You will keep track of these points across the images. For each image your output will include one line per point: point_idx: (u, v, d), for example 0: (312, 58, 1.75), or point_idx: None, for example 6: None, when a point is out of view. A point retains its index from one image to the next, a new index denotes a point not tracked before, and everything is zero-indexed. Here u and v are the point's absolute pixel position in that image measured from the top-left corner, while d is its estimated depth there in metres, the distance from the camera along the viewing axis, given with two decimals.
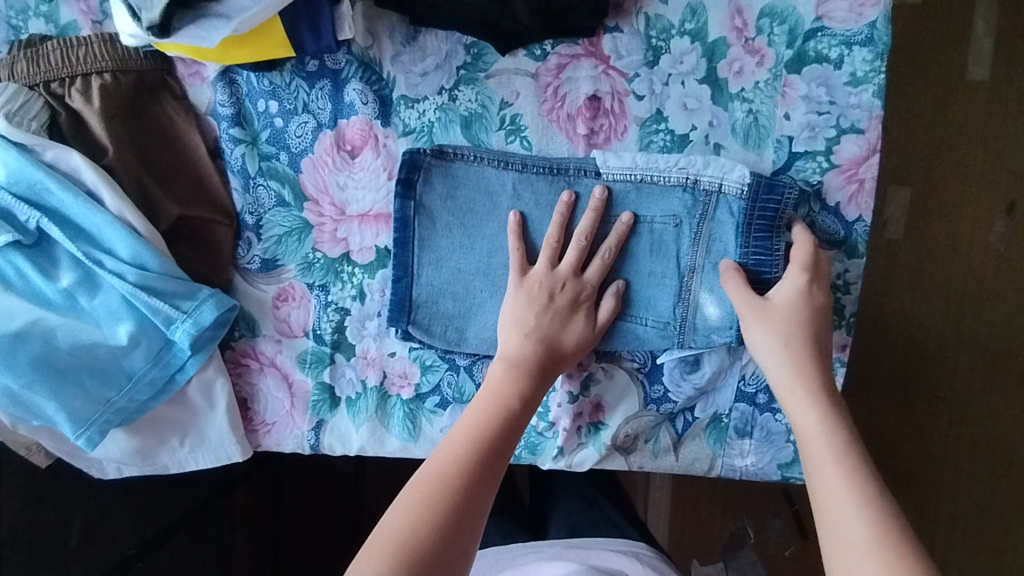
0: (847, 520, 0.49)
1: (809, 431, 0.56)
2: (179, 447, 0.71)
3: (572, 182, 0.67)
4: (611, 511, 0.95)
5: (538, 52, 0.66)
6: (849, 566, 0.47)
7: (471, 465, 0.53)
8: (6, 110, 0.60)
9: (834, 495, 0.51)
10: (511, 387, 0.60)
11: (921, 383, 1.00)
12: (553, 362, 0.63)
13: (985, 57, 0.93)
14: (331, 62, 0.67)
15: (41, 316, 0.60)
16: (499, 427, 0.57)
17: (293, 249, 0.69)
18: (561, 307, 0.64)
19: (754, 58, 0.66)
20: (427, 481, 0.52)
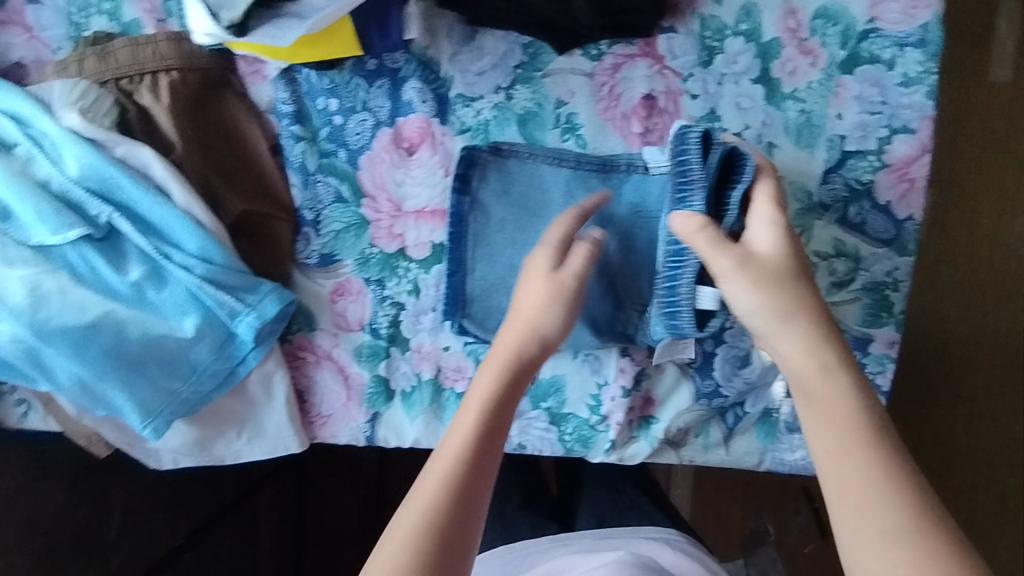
0: (866, 507, 0.47)
1: (829, 395, 0.51)
2: (237, 438, 0.72)
3: (622, 180, 0.68)
4: (640, 499, 0.95)
5: (594, 52, 0.68)
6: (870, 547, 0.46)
7: (455, 490, 0.51)
8: (79, 107, 0.61)
9: (875, 492, 0.47)
10: (496, 394, 0.56)
11: (948, 381, 1.00)
12: (533, 353, 0.59)
13: (1009, 58, 0.93)
14: (390, 61, 0.68)
15: (113, 309, 0.61)
16: (481, 444, 0.54)
17: (351, 244, 0.70)
18: (536, 279, 0.60)
19: (807, 59, 0.67)
20: (412, 516, 0.50)
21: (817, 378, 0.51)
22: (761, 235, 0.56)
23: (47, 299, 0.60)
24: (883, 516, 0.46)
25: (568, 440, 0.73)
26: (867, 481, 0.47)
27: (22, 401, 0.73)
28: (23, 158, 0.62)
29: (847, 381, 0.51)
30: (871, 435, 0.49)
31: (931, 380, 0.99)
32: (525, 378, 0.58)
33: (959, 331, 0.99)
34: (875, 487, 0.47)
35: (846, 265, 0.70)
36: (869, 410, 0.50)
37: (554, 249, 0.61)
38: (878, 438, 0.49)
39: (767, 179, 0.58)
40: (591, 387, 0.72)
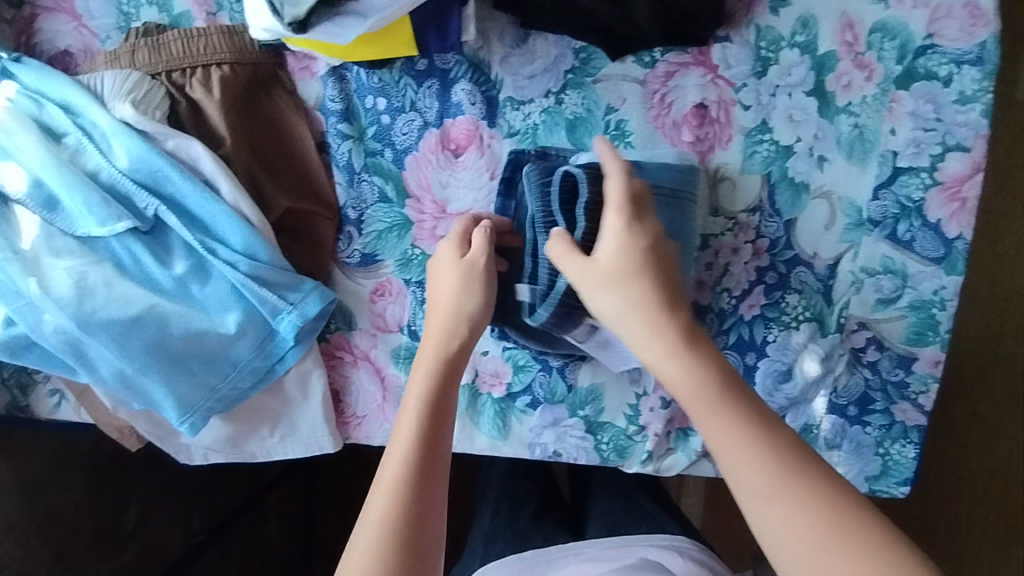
0: (746, 471, 0.45)
1: (683, 365, 0.50)
2: (270, 436, 0.72)
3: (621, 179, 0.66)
4: (652, 507, 0.88)
5: (647, 59, 0.67)
6: (771, 516, 0.44)
7: (407, 499, 0.48)
8: (132, 98, 0.61)
9: (739, 458, 0.46)
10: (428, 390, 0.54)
11: (998, 405, 0.95)
12: (465, 341, 0.57)
13: None
14: (441, 62, 0.67)
15: (156, 303, 0.61)
16: (426, 443, 0.51)
17: (393, 245, 0.70)
18: (441, 271, 0.60)
19: (862, 73, 0.66)
20: (369, 531, 0.48)
21: (676, 352, 0.50)
22: (614, 242, 0.55)
23: (93, 292, 0.59)
24: (761, 487, 0.45)
25: (604, 449, 0.72)
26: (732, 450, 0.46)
27: (55, 391, 0.72)
28: (71, 148, 0.61)
29: (677, 354, 0.50)
30: (722, 400, 0.48)
31: (982, 404, 0.95)
32: (458, 370, 0.56)
33: (1009, 360, 0.95)
34: (744, 456, 0.46)
35: (893, 282, 0.68)
36: (725, 373, 0.49)
37: (458, 237, 0.61)
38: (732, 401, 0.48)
39: (614, 180, 0.56)
40: (629, 397, 0.71)
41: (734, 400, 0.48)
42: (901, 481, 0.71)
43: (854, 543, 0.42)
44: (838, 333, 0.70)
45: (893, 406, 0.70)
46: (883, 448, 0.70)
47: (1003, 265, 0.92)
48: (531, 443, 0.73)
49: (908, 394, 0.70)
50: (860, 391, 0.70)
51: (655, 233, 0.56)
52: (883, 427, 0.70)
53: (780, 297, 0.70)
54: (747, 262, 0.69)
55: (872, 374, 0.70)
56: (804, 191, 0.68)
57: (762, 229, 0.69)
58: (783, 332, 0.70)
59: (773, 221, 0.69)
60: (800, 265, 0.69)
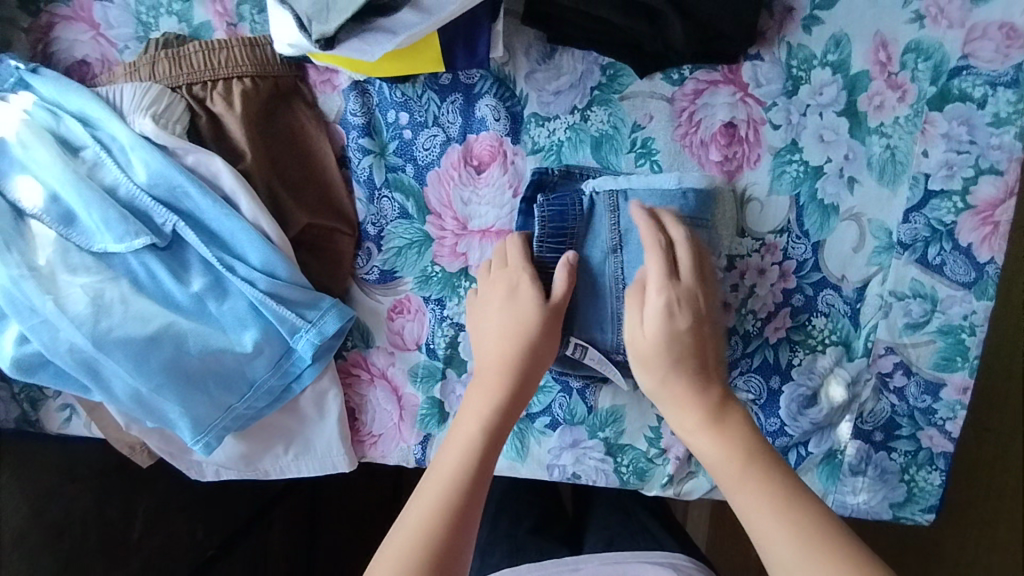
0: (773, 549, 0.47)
1: (713, 438, 0.53)
2: (284, 453, 0.70)
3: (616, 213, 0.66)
4: (649, 521, 0.81)
5: (676, 76, 0.66)
6: None
7: (451, 515, 0.51)
8: (152, 112, 0.60)
9: (764, 523, 0.48)
10: (486, 416, 0.57)
11: None
12: (524, 383, 0.60)
13: None
14: (465, 77, 0.66)
15: (174, 321, 0.60)
16: (474, 465, 0.54)
17: (412, 261, 0.68)
18: (511, 308, 0.62)
19: (896, 93, 0.65)
20: (404, 540, 0.50)
21: (706, 425, 0.54)
22: (655, 323, 0.58)
23: (110, 310, 0.58)
24: (792, 561, 0.46)
25: (623, 472, 0.71)
26: (758, 513, 0.49)
27: (66, 406, 0.71)
28: (89, 162, 0.60)
29: (706, 427, 0.54)
30: (749, 469, 0.50)
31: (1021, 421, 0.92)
32: (515, 407, 0.59)
33: None
34: (769, 523, 0.48)
35: (922, 306, 0.67)
36: (753, 449, 0.52)
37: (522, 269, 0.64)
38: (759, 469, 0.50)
39: (654, 250, 0.60)
40: (651, 419, 0.70)
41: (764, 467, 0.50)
42: (927, 508, 0.69)
43: None
44: (866, 357, 0.68)
45: (919, 432, 0.68)
46: (908, 474, 0.69)
47: None
48: (550, 464, 0.71)
49: (936, 420, 0.68)
50: (886, 416, 0.69)
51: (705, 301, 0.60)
52: (908, 453, 0.69)
53: (806, 320, 0.68)
54: (774, 283, 0.68)
55: (898, 400, 0.68)
56: (833, 213, 0.67)
57: (789, 251, 0.67)
58: (808, 355, 0.69)
59: (801, 243, 0.67)
60: (827, 288, 0.68)
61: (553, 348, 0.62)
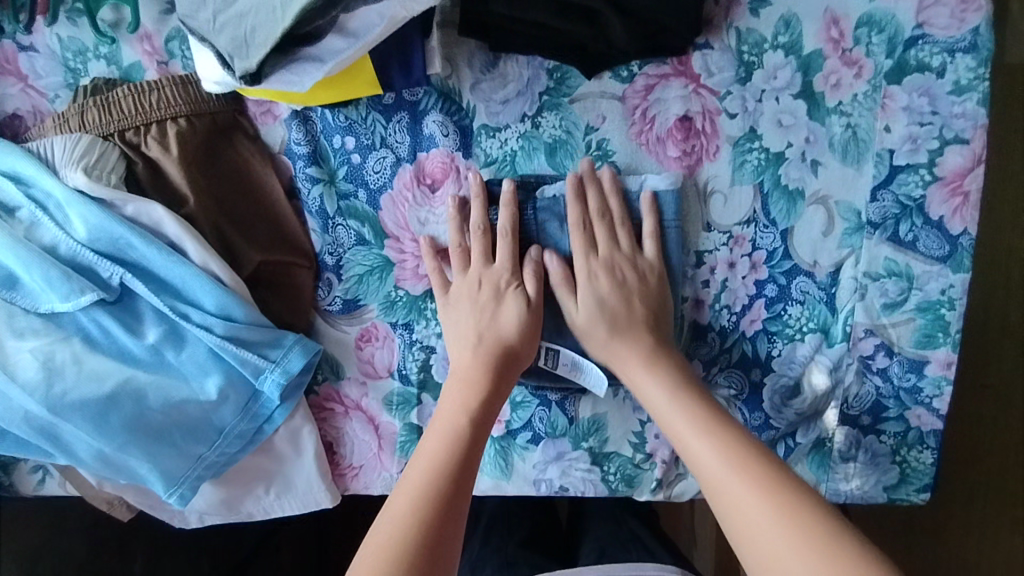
0: (706, 461, 0.54)
1: (645, 371, 0.61)
2: (265, 495, 0.69)
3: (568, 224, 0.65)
4: (643, 531, 0.80)
5: (625, 74, 0.64)
6: (735, 498, 0.50)
7: (431, 493, 0.53)
8: (84, 165, 0.58)
9: (683, 433, 0.56)
10: (462, 403, 0.60)
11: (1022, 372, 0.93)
12: (504, 373, 0.62)
13: None
14: (409, 95, 0.64)
15: (131, 376, 0.58)
16: (452, 454, 0.56)
17: (375, 288, 0.66)
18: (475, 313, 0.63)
19: (852, 70, 0.63)
20: (387, 524, 0.52)
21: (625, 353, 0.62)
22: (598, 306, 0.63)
23: (62, 372, 0.56)
24: (721, 471, 0.52)
25: (611, 480, 0.69)
26: (682, 429, 0.57)
27: (38, 467, 0.69)
28: (27, 222, 0.58)
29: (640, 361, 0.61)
30: (670, 394, 0.59)
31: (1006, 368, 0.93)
32: (495, 394, 0.61)
33: None
34: (698, 440, 0.55)
35: (898, 285, 0.65)
36: (675, 379, 0.60)
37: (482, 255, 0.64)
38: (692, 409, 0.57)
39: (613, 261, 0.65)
40: (634, 424, 0.68)
41: (688, 396, 0.58)
42: (922, 488, 0.68)
43: (792, 506, 0.48)
44: (845, 341, 0.66)
45: (907, 412, 0.67)
46: (899, 455, 0.67)
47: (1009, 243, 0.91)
48: (536, 479, 0.69)
49: (923, 399, 0.66)
50: (872, 399, 0.67)
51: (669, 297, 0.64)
52: (898, 434, 0.67)
53: (781, 309, 0.66)
54: (745, 276, 0.66)
55: (883, 381, 0.66)
56: (799, 198, 0.65)
57: (758, 241, 0.66)
58: (787, 345, 0.67)
59: (769, 232, 0.65)
60: (800, 275, 0.66)
61: (533, 343, 0.63)
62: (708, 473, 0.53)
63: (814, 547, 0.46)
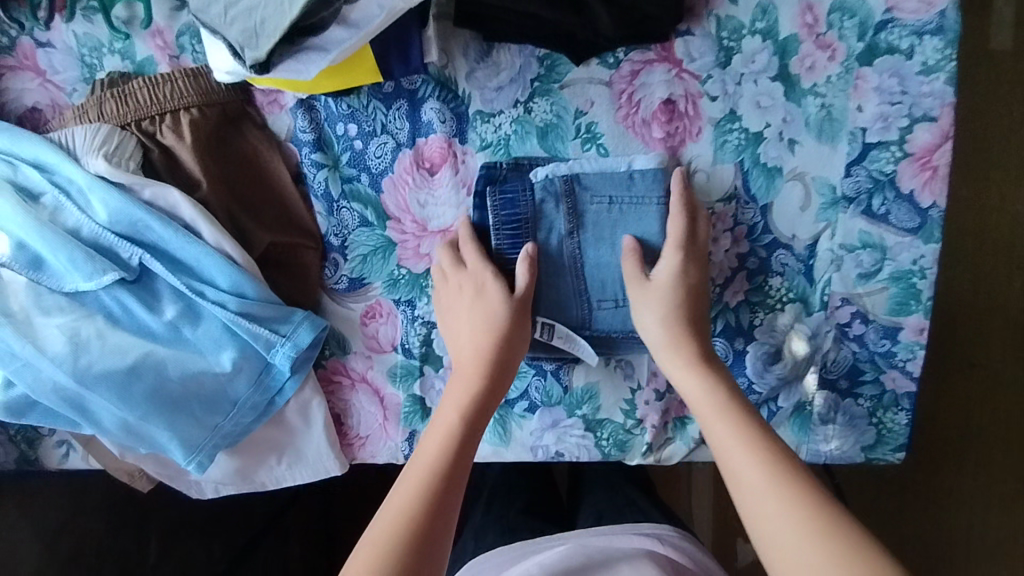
0: (722, 439, 0.56)
1: (673, 353, 0.64)
2: (277, 464, 0.73)
3: (558, 202, 0.67)
4: (638, 497, 0.84)
5: (611, 60, 0.67)
6: (744, 477, 0.53)
7: (433, 478, 0.56)
8: (104, 152, 0.62)
9: (705, 414, 0.59)
10: (472, 394, 0.63)
11: (989, 333, 1.02)
12: (500, 371, 0.64)
13: (1008, 22, 0.95)
14: (407, 83, 0.67)
15: (151, 350, 0.62)
16: (458, 442, 0.59)
17: (379, 266, 0.70)
18: (471, 306, 0.66)
19: (825, 53, 0.66)
20: (399, 498, 0.55)
21: (676, 320, 0.64)
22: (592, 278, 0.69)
23: (87, 346, 0.60)
24: (733, 453, 0.55)
25: (604, 445, 0.73)
26: (705, 409, 0.59)
27: (62, 442, 0.73)
28: (50, 207, 0.62)
29: (666, 343, 0.64)
30: (695, 377, 0.62)
31: (976, 327, 1.02)
32: (494, 394, 0.64)
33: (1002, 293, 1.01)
34: (718, 422, 0.58)
35: (872, 256, 0.69)
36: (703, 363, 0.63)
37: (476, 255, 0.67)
38: (745, 443, 0.55)
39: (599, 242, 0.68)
40: (624, 392, 0.72)
41: (710, 380, 0.61)
42: (896, 447, 0.72)
43: (798, 495, 0.50)
44: (823, 310, 0.70)
45: (882, 376, 0.71)
46: (876, 417, 0.71)
47: (984, 213, 0.99)
48: (533, 445, 0.74)
49: (897, 363, 0.70)
50: (849, 364, 0.71)
51: (698, 300, 0.65)
52: (874, 397, 0.71)
53: (762, 280, 0.70)
54: (728, 249, 0.70)
55: (859, 346, 0.70)
56: (777, 175, 0.69)
57: (739, 217, 0.69)
58: (768, 315, 0.71)
59: (749, 208, 0.69)
60: (780, 248, 0.70)
61: (525, 339, 0.66)
62: (722, 451, 0.56)
63: (813, 534, 0.48)
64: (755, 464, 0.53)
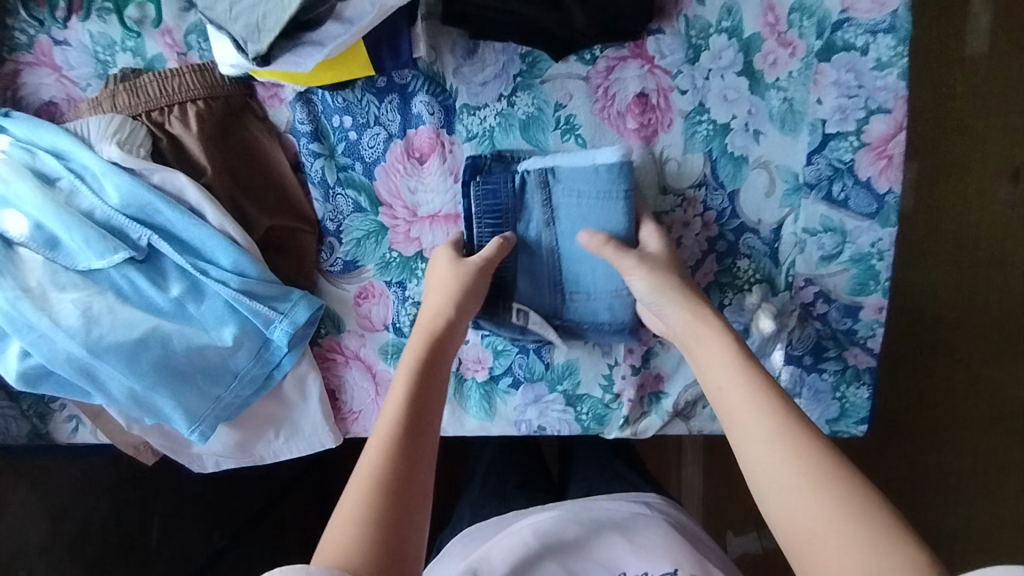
0: (730, 385, 0.56)
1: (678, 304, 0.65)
2: (275, 438, 0.77)
3: (535, 194, 0.71)
4: (626, 470, 0.87)
5: (588, 57, 0.72)
6: (749, 420, 0.53)
7: (400, 426, 0.56)
8: (117, 140, 0.67)
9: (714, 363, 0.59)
10: (422, 344, 0.63)
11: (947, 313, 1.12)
12: (451, 323, 0.66)
13: (983, 31, 1.02)
14: (399, 78, 0.72)
15: (158, 324, 0.66)
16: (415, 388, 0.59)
17: (371, 250, 0.75)
18: (440, 274, 0.69)
19: (787, 50, 0.71)
20: (370, 454, 0.55)
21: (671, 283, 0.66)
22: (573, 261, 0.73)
23: (99, 319, 0.64)
24: (739, 399, 0.55)
25: (584, 419, 0.78)
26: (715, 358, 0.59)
27: (72, 417, 0.78)
28: (67, 191, 0.67)
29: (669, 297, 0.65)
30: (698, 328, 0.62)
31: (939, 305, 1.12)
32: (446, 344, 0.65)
33: (964, 276, 1.10)
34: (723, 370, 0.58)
35: (833, 239, 0.73)
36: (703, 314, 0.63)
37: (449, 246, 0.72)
38: (756, 401, 0.54)
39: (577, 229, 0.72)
40: (603, 368, 0.76)
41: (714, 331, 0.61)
42: (859, 421, 0.77)
43: (805, 441, 0.51)
44: (787, 290, 0.75)
45: (845, 352, 0.75)
46: (840, 392, 0.76)
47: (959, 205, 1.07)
48: (517, 420, 0.78)
49: (858, 340, 0.75)
50: (813, 341, 0.75)
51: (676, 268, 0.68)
52: (837, 372, 0.76)
53: (731, 263, 0.76)
54: (698, 234, 0.75)
55: (822, 325, 0.75)
56: (744, 163, 0.73)
57: (708, 203, 0.74)
58: (737, 295, 0.76)
59: (718, 194, 0.74)
60: (747, 232, 0.75)
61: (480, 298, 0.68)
62: (727, 399, 0.56)
63: (818, 479, 0.48)
64: (764, 417, 0.53)
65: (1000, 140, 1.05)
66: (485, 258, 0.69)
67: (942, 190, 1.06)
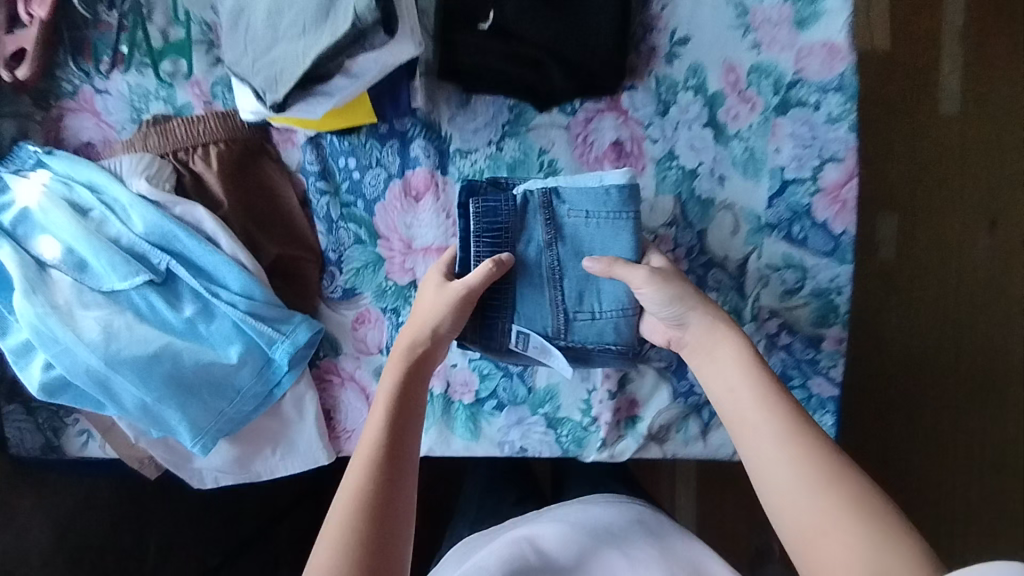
0: (739, 390, 0.62)
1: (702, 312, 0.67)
2: (272, 454, 0.82)
3: (539, 215, 0.74)
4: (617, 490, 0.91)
5: (569, 109, 0.81)
6: (755, 424, 0.59)
7: (384, 442, 0.62)
8: (146, 175, 0.75)
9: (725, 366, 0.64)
10: (404, 365, 0.68)
11: (926, 356, 1.16)
12: (431, 344, 0.71)
13: (954, 96, 1.11)
14: (399, 125, 0.81)
15: (171, 341, 0.72)
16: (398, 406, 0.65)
17: (369, 279, 0.82)
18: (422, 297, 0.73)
19: (747, 106, 0.80)
20: (356, 468, 0.60)
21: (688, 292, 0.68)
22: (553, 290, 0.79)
23: (118, 335, 0.71)
24: (748, 403, 0.61)
25: (564, 441, 0.82)
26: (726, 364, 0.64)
27: (83, 431, 0.83)
28: (98, 220, 0.75)
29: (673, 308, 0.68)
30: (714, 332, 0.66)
31: (919, 348, 1.15)
32: (425, 364, 0.70)
33: (942, 321, 1.15)
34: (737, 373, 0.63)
35: (794, 275, 0.80)
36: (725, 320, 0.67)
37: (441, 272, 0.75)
38: (767, 407, 0.60)
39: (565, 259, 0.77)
40: (582, 393, 0.81)
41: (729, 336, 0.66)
42: None
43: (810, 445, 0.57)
44: (753, 321, 0.81)
45: (809, 381, 0.80)
46: None
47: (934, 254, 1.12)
48: (501, 441, 0.82)
49: (821, 369, 0.80)
50: (779, 370, 0.81)
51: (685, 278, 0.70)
52: (802, 400, 0.81)
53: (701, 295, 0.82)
54: None
55: (787, 355, 0.80)
56: (710, 205, 0.81)
57: (679, 239, 0.81)
58: None
59: (688, 231, 0.81)
60: (715, 267, 0.81)
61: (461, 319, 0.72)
62: (736, 401, 0.62)
63: (821, 479, 0.55)
64: (772, 419, 0.59)
65: (975, 195, 1.12)
66: (467, 287, 0.71)
67: (926, 240, 1.10)
